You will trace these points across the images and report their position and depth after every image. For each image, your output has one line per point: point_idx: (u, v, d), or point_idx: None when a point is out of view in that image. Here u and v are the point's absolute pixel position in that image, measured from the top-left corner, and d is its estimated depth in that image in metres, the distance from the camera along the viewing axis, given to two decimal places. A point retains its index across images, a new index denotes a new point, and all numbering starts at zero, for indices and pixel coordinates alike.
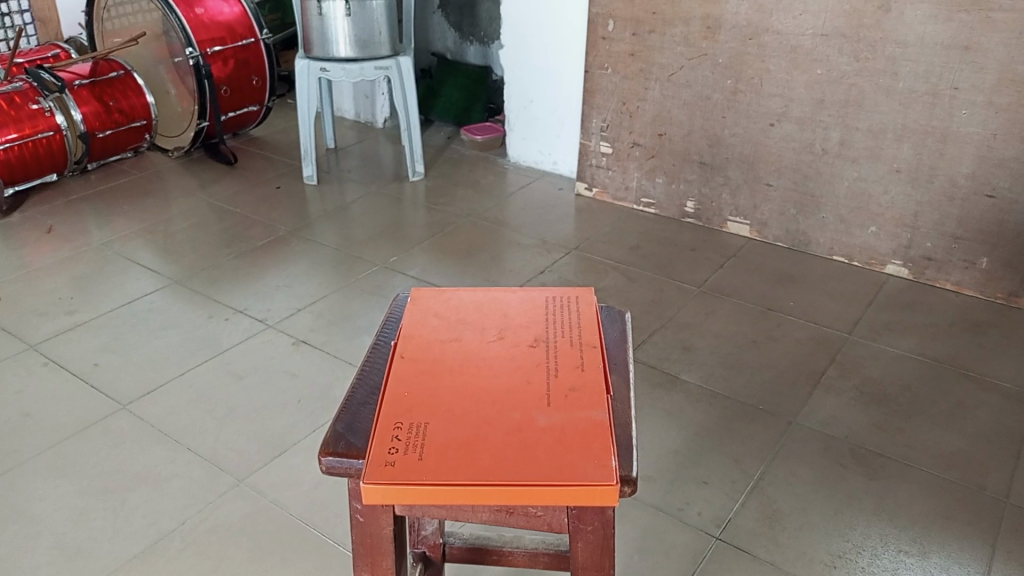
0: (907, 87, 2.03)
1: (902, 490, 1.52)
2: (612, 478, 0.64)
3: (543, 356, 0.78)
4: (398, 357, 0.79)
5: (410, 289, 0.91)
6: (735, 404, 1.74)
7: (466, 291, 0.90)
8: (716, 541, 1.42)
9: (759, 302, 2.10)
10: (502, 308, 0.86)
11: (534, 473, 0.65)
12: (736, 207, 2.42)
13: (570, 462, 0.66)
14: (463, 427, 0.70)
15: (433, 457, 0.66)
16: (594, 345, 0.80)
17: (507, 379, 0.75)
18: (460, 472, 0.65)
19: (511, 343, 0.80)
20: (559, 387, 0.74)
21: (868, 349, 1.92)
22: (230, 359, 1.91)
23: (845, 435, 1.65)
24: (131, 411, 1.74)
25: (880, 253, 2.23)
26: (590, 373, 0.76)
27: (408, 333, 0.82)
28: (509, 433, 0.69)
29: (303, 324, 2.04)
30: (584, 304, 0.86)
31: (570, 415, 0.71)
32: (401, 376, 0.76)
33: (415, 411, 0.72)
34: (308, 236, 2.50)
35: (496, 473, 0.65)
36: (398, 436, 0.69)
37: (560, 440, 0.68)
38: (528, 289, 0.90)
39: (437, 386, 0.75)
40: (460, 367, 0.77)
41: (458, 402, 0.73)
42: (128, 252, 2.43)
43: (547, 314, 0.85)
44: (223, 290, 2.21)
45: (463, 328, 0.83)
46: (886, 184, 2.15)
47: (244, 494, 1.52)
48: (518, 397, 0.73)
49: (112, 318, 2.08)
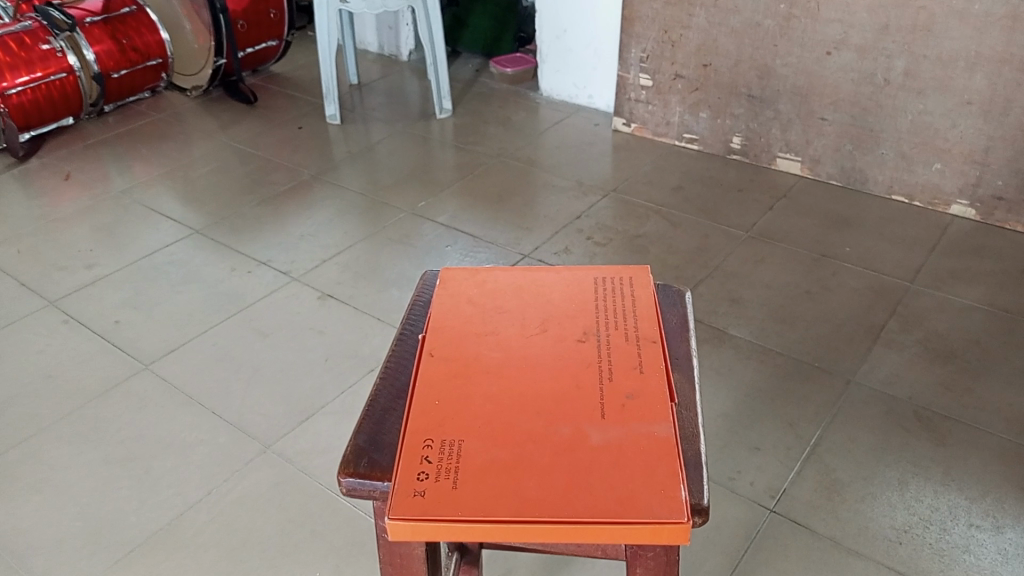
0: (984, 10, 1.83)
1: (972, 457, 1.41)
2: (683, 514, 0.54)
3: (595, 353, 0.68)
4: (427, 353, 0.69)
5: (440, 269, 0.81)
6: (788, 361, 1.62)
7: (503, 270, 0.80)
8: (771, 514, 1.33)
9: (812, 248, 1.96)
10: (546, 292, 0.76)
11: (588, 506, 0.55)
12: (786, 143, 2.25)
13: (631, 492, 0.56)
14: (505, 446, 0.60)
15: (471, 485, 0.57)
16: (653, 339, 0.69)
17: (553, 384, 0.65)
18: (501, 505, 0.55)
19: (556, 338, 0.70)
20: (615, 393, 0.64)
21: (932, 299, 1.78)
22: (254, 315, 1.83)
23: (909, 396, 1.54)
24: (153, 371, 1.67)
25: (945, 192, 2.06)
26: (651, 375, 0.65)
27: (438, 323, 0.72)
28: (558, 454, 0.59)
29: (329, 277, 1.95)
30: (640, 287, 0.75)
31: (629, 431, 0.60)
32: (430, 379, 0.66)
33: (447, 425, 0.62)
34: (332, 180, 2.39)
35: (545, 506, 0.55)
36: (427, 457, 0.59)
37: (618, 464, 0.58)
38: (575, 267, 0.79)
39: (472, 393, 0.65)
40: (500, 368, 0.67)
41: (496, 412, 0.63)
42: (148, 200, 2.34)
43: (597, 298, 0.74)
44: (246, 240, 2.12)
45: (501, 317, 0.73)
46: (955, 118, 1.97)
47: (271, 462, 1.45)
48: (568, 406, 0.63)
49: (134, 272, 2.00)
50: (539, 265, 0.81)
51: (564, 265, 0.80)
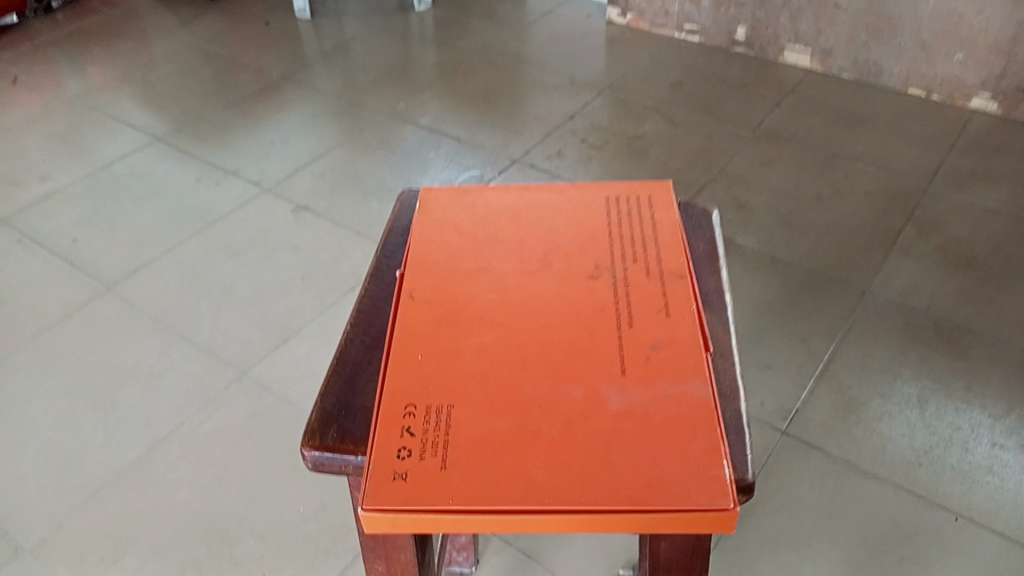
0: None
1: (994, 371, 1.32)
2: (728, 499, 0.45)
3: (609, 294, 0.59)
4: (406, 295, 0.59)
5: (422, 193, 0.70)
6: (799, 273, 1.52)
7: (496, 195, 0.70)
8: (782, 437, 1.25)
9: (823, 148, 1.83)
10: (547, 223, 0.66)
11: (611, 489, 0.46)
12: (795, 34, 2.09)
13: (663, 470, 0.47)
14: (505, 411, 0.51)
15: (465, 464, 0.47)
16: (680, 275, 0.60)
17: (562, 335, 0.56)
18: (503, 490, 0.46)
19: (563, 276, 0.61)
20: (636, 344, 0.54)
21: (951, 202, 1.67)
22: (224, 231, 1.69)
23: (927, 307, 1.45)
24: (116, 294, 1.55)
25: (965, 85, 1.92)
26: (679, 320, 0.56)
27: (421, 260, 0.62)
28: (570, 422, 0.50)
29: (303, 187, 1.80)
30: (661, 211, 0.66)
31: (656, 391, 0.51)
32: (414, 327, 0.56)
33: (434, 384, 0.52)
34: (304, 81, 2.21)
35: (558, 490, 0.46)
36: (411, 428, 0.50)
37: (644, 433, 0.49)
38: (582, 190, 0.70)
39: (464, 347, 0.55)
40: (497, 313, 0.58)
41: (494, 368, 0.53)
42: (105, 104, 2.16)
43: (610, 229, 0.65)
44: (212, 148, 1.96)
45: (496, 252, 0.63)
46: (981, 3, 1.80)
47: (247, 390, 1.35)
48: (581, 361, 0.54)
49: (92, 184, 1.85)
50: (539, 188, 0.71)
51: (568, 187, 0.71)
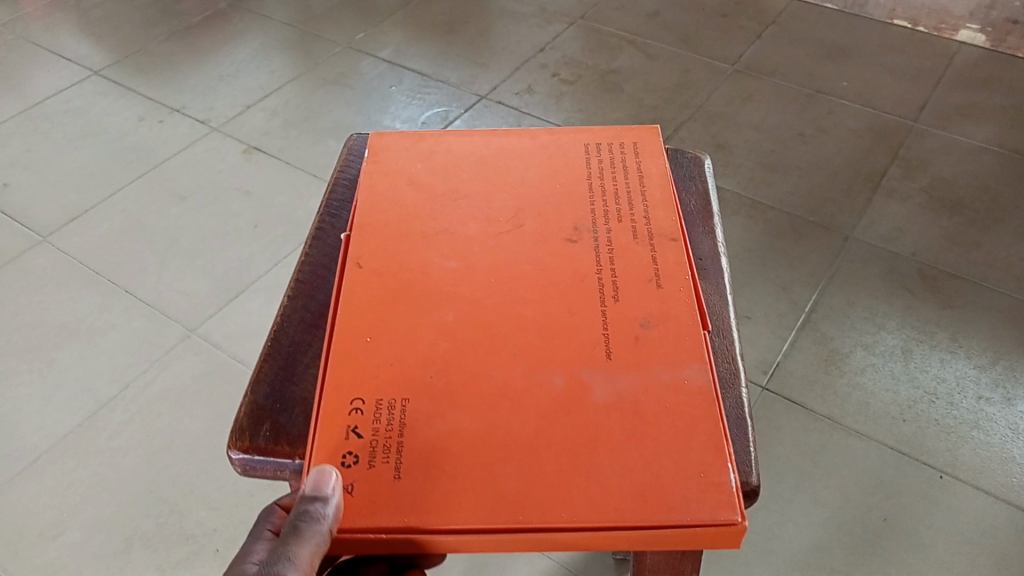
0: None
1: (981, 320, 1.28)
2: (736, 512, 0.43)
3: (589, 259, 0.57)
4: (353, 265, 0.56)
5: (373, 137, 0.67)
6: (780, 217, 1.45)
7: (464, 143, 0.67)
8: (762, 392, 1.19)
9: (805, 83, 1.74)
10: (516, 181, 0.64)
11: (597, 499, 0.43)
12: None
13: (657, 475, 0.44)
14: (471, 405, 0.48)
15: (423, 472, 0.45)
16: (671, 236, 0.58)
17: (537, 314, 0.53)
18: (470, 505, 0.43)
19: (541, 240, 0.58)
20: (624, 320, 0.52)
21: (937, 140, 1.60)
22: (169, 174, 1.57)
23: (913, 253, 1.39)
24: (52, 244, 1.44)
25: (954, 16, 1.83)
26: (672, 291, 0.54)
27: (376, 222, 0.59)
28: (546, 420, 0.47)
29: (255, 126, 1.68)
30: (649, 160, 0.65)
31: (646, 377, 0.49)
32: (371, 302, 0.54)
33: (391, 372, 0.50)
34: (255, 9, 2.06)
35: (533, 500, 0.43)
36: (357, 428, 0.47)
37: (634, 429, 0.47)
38: (557, 140, 0.68)
39: (423, 330, 0.52)
40: (464, 287, 0.55)
41: (462, 347, 0.51)
42: (37, 35, 1.99)
43: (590, 182, 0.63)
44: (156, 83, 1.82)
45: (463, 215, 0.60)
46: None
47: (196, 349, 1.26)
48: (563, 340, 0.51)
49: (23, 123, 1.71)
50: (509, 135, 0.68)
51: (543, 136, 0.68)
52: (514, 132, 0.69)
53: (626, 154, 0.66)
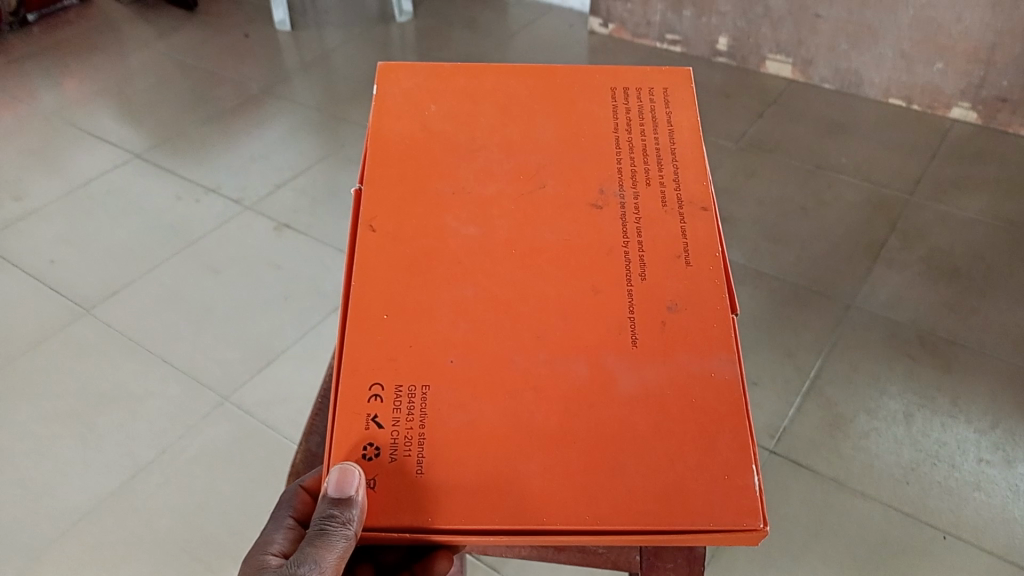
0: None
1: (980, 385, 1.32)
2: (758, 518, 0.50)
3: (615, 227, 0.63)
4: (364, 227, 0.62)
5: (382, 74, 0.72)
6: (784, 286, 1.52)
7: (492, 90, 0.72)
8: (770, 455, 1.24)
9: (806, 159, 1.83)
10: (542, 137, 0.69)
11: (619, 502, 0.51)
12: (777, 44, 2.09)
13: (681, 480, 0.52)
14: (493, 395, 0.55)
15: (453, 463, 0.52)
16: (702, 204, 0.64)
17: (568, 295, 0.59)
18: (498, 505, 0.51)
19: (569, 202, 0.65)
20: (654, 303, 0.59)
21: (934, 212, 1.67)
22: (204, 250, 1.67)
23: (912, 320, 1.45)
24: (94, 316, 1.52)
25: (946, 94, 1.93)
26: (701, 269, 0.60)
27: (399, 185, 0.65)
28: (574, 416, 0.54)
29: (285, 203, 1.78)
30: (678, 110, 0.71)
31: (674, 368, 0.56)
32: (394, 270, 0.60)
33: (417, 356, 0.56)
34: (284, 94, 2.19)
35: (556, 503, 0.51)
36: (376, 417, 0.54)
37: (659, 428, 0.54)
38: (588, 93, 0.73)
39: (445, 312, 0.58)
40: (487, 254, 0.61)
41: (486, 330, 0.58)
42: (81, 120, 2.13)
43: (618, 135, 0.69)
44: (192, 164, 1.94)
45: (484, 170, 0.66)
46: (960, 12, 1.80)
47: (228, 415, 1.33)
48: (591, 325, 0.58)
49: (69, 203, 1.82)
50: (537, 84, 0.73)
51: (572, 88, 0.73)
52: (545, 77, 0.74)
53: (656, 100, 0.72)
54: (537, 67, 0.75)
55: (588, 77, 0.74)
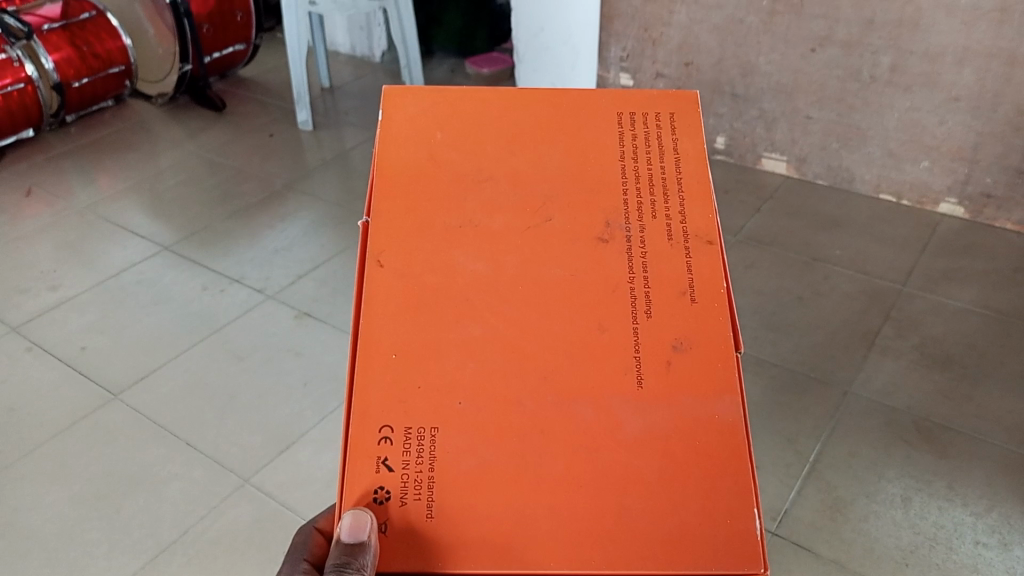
0: (972, 3, 1.77)
1: (975, 469, 1.37)
2: (759, 563, 0.58)
3: (619, 263, 0.67)
4: (373, 263, 0.67)
5: (387, 96, 0.74)
6: (784, 373, 1.58)
7: (499, 117, 0.74)
8: (772, 537, 1.28)
9: (802, 251, 1.92)
10: (548, 167, 0.72)
11: (625, 547, 0.59)
12: (771, 143, 2.22)
13: (683, 524, 0.59)
14: (503, 439, 0.62)
15: (469, 505, 0.60)
16: (707, 239, 0.68)
17: (576, 335, 0.65)
18: (510, 550, 0.59)
19: (576, 237, 0.69)
20: (659, 343, 0.64)
21: (926, 302, 1.75)
22: (228, 337, 1.75)
23: (908, 406, 1.50)
24: (123, 401, 1.59)
25: (933, 190, 2.04)
26: (705, 307, 0.65)
27: (406, 220, 0.68)
28: (583, 462, 0.61)
29: (306, 293, 1.87)
30: (685, 139, 0.73)
31: (679, 410, 0.62)
32: (403, 308, 0.65)
33: (430, 398, 0.62)
34: (306, 190, 2.32)
35: (564, 548, 0.59)
36: (387, 460, 0.60)
37: (663, 470, 0.61)
38: (594, 120, 0.75)
39: (454, 352, 0.64)
40: (494, 294, 0.66)
41: (496, 371, 0.64)
42: (114, 215, 2.25)
43: (624, 164, 0.72)
44: (217, 256, 2.04)
45: (490, 204, 0.70)
46: (942, 115, 1.93)
47: (250, 496, 1.38)
48: (598, 368, 0.64)
49: (100, 293, 1.92)
50: (542, 109, 0.75)
51: (578, 114, 0.75)
52: (552, 103, 0.76)
53: (663, 127, 0.74)
54: (543, 92, 0.76)
55: (596, 102, 0.76)
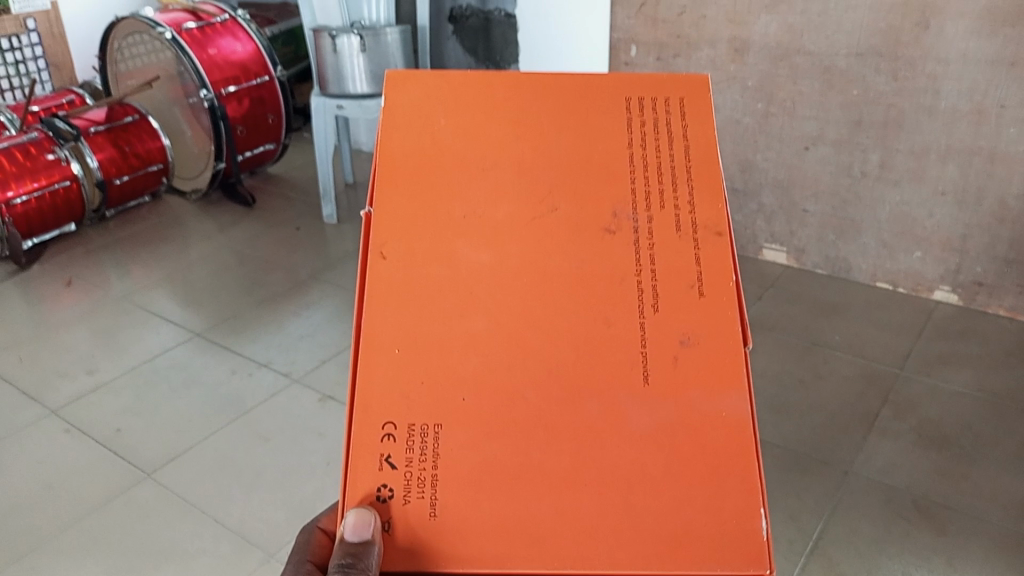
0: (951, 106, 1.91)
1: (973, 546, 1.42)
2: (768, 567, 0.67)
3: (625, 250, 0.76)
4: (377, 254, 0.75)
5: (389, 79, 0.81)
6: (786, 453, 1.64)
7: (508, 102, 0.82)
8: None
9: (803, 337, 2.01)
10: (552, 154, 0.80)
11: (634, 546, 0.68)
12: (771, 234, 2.33)
13: (689, 523, 0.69)
14: (507, 438, 0.71)
15: (478, 501, 0.69)
16: (717, 231, 0.76)
17: (583, 326, 0.74)
18: (519, 545, 0.68)
19: (585, 226, 0.77)
20: (668, 339, 0.73)
21: (923, 385, 1.82)
22: (255, 419, 1.84)
23: (907, 485, 1.56)
24: (154, 479, 1.67)
25: (927, 279, 2.14)
26: (711, 300, 0.74)
27: (408, 214, 0.76)
28: (594, 461, 0.70)
29: (329, 377, 1.97)
30: (695, 122, 0.81)
31: (690, 408, 0.71)
32: (407, 298, 0.74)
33: (437, 392, 0.71)
34: (330, 279, 2.45)
35: (569, 544, 0.68)
36: (390, 458, 0.70)
37: (670, 468, 0.70)
38: (605, 106, 0.82)
39: (456, 348, 0.73)
40: (497, 283, 0.75)
41: (498, 364, 0.73)
42: (148, 303, 2.37)
43: (632, 151, 0.80)
44: (245, 342, 2.15)
45: (494, 191, 0.78)
46: (931, 208, 2.05)
47: (274, 571, 1.45)
48: (604, 359, 0.73)
49: (135, 378, 2.02)
50: (552, 91, 0.82)
51: (588, 98, 0.82)
52: (563, 89, 0.83)
53: (674, 109, 0.82)
54: (555, 76, 0.83)
55: (607, 83, 0.83)
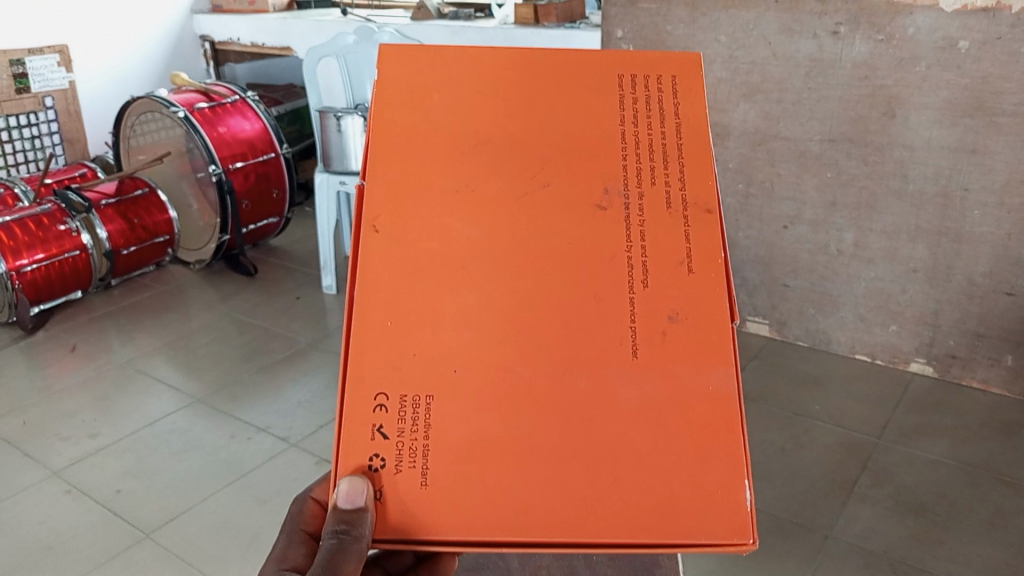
0: (918, 188, 2.03)
1: None
2: (748, 535, 0.65)
3: (616, 227, 0.73)
4: (371, 229, 0.71)
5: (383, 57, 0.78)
6: (768, 519, 1.70)
7: (498, 78, 0.78)
8: None
9: (786, 407, 2.08)
10: (547, 131, 0.76)
11: (620, 517, 0.65)
12: (754, 308, 2.43)
13: (673, 494, 0.66)
14: (497, 411, 0.68)
15: (465, 471, 0.66)
16: (704, 208, 0.73)
17: (572, 299, 0.71)
18: (506, 518, 0.65)
19: (576, 202, 0.74)
20: (656, 315, 0.70)
21: (900, 454, 1.89)
22: (252, 482, 1.89)
23: (884, 550, 1.61)
24: (154, 540, 1.72)
25: (903, 351, 2.23)
26: (700, 276, 0.71)
27: (401, 186, 0.72)
28: (582, 432, 0.67)
29: (326, 442, 2.02)
30: (685, 104, 0.78)
31: (678, 385, 0.68)
32: (400, 274, 0.70)
33: (427, 367, 0.68)
34: (328, 348, 2.52)
35: (556, 519, 0.65)
36: (382, 428, 0.67)
37: (657, 441, 0.67)
38: (595, 84, 0.78)
39: (444, 321, 0.69)
40: (486, 258, 0.71)
41: (489, 337, 0.69)
42: (150, 369, 2.44)
43: (623, 128, 0.76)
44: (244, 408, 2.21)
45: (487, 169, 0.74)
46: (904, 284, 2.15)
47: None
48: (593, 333, 0.70)
49: (136, 441, 2.07)
50: (542, 69, 0.79)
51: (579, 75, 0.79)
52: (553, 67, 0.79)
53: (665, 90, 0.78)
54: (545, 55, 0.79)
55: (598, 62, 0.79)
